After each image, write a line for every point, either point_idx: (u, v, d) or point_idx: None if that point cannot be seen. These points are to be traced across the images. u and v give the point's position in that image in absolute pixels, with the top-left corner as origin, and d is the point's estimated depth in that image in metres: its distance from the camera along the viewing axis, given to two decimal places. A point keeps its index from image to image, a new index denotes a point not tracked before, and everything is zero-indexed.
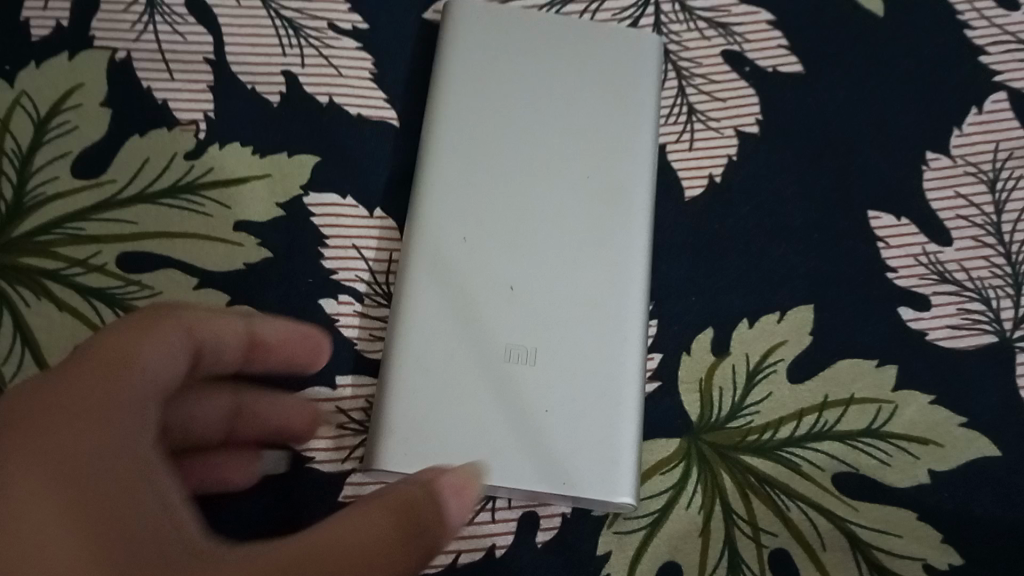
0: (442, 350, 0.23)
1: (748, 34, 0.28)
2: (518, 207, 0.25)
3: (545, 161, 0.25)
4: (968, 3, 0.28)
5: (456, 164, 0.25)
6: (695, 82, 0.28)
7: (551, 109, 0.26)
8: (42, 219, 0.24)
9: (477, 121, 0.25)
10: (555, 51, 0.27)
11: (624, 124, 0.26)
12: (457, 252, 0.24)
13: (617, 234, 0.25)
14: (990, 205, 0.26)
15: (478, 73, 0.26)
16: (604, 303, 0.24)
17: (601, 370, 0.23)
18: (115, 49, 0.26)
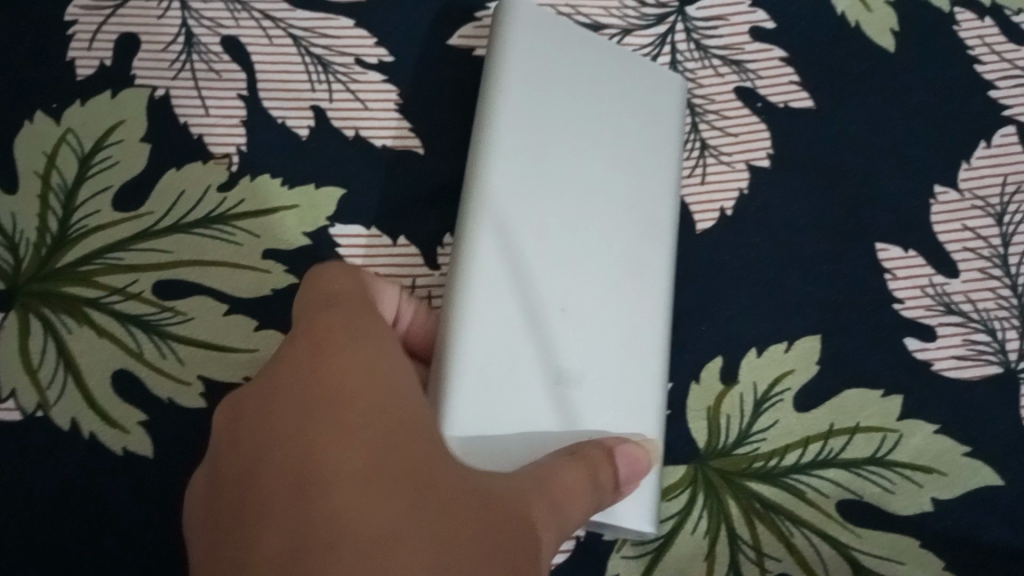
0: (502, 362, 0.22)
1: (761, 70, 0.29)
2: (575, 223, 0.24)
3: (600, 178, 0.25)
4: (978, 38, 0.29)
5: (511, 169, 0.24)
6: (708, 118, 0.28)
7: (596, 125, 0.26)
8: (84, 249, 0.26)
9: (532, 127, 0.25)
10: (603, 69, 0.26)
11: (656, 156, 0.26)
12: (517, 261, 0.23)
13: (652, 265, 0.25)
14: (997, 238, 0.27)
15: (536, 76, 0.25)
16: (640, 332, 0.24)
17: (631, 400, 0.24)
18: (154, 87, 0.27)
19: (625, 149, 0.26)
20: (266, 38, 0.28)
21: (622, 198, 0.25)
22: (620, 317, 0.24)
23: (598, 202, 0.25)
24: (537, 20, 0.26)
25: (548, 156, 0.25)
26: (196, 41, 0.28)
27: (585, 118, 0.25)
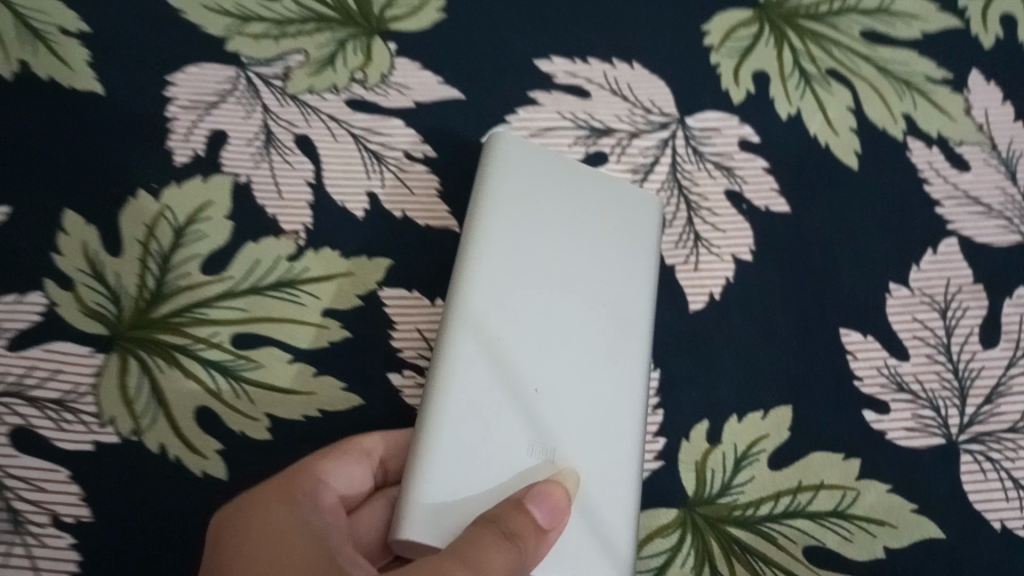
0: (475, 435, 0.26)
1: (747, 178, 0.34)
2: (549, 316, 0.29)
3: (569, 279, 0.29)
4: (928, 163, 0.35)
5: (494, 264, 0.29)
6: (702, 215, 0.34)
7: (570, 233, 0.30)
8: (176, 304, 0.30)
9: (513, 229, 0.29)
10: (578, 190, 0.31)
11: (624, 262, 0.31)
12: (493, 347, 0.27)
13: (618, 354, 0.29)
14: (941, 329, 0.32)
15: (518, 192, 0.30)
16: (607, 414, 0.28)
17: (606, 470, 0.28)
18: (238, 176, 0.33)
19: (603, 253, 0.31)
20: (332, 136, 0.34)
21: (593, 294, 0.30)
22: (592, 395, 0.28)
23: (572, 297, 0.29)
24: (522, 143, 0.32)
25: (528, 255, 0.29)
26: (274, 138, 0.33)
27: (562, 226, 0.30)
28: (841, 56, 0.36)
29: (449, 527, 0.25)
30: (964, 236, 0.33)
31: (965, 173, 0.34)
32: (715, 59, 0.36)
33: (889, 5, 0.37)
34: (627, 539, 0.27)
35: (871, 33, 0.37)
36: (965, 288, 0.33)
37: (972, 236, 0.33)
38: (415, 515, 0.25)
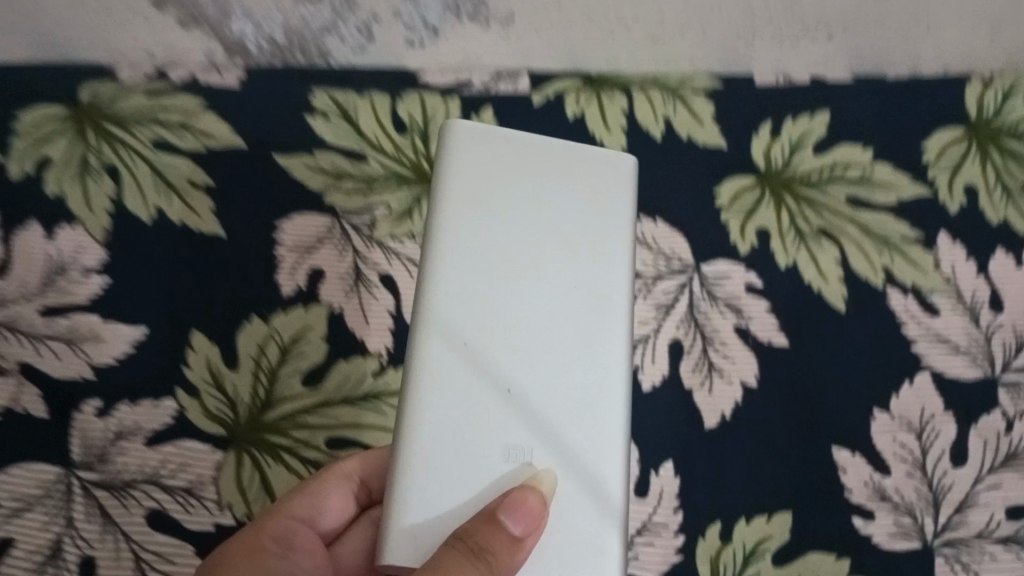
0: (452, 447, 0.30)
1: (753, 317, 0.41)
2: (520, 315, 0.31)
3: (537, 273, 0.32)
4: (904, 309, 0.41)
5: (453, 282, 0.31)
6: (716, 347, 0.40)
7: (534, 222, 0.33)
8: (282, 411, 0.37)
9: (470, 242, 0.32)
10: (535, 180, 0.33)
11: (592, 246, 0.33)
12: (462, 357, 0.31)
13: (592, 337, 0.32)
14: (918, 449, 0.38)
15: (475, 193, 0.33)
16: (584, 398, 0.31)
17: (588, 449, 0.31)
18: (333, 306, 0.40)
19: (573, 249, 0.33)
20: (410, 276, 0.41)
21: (564, 291, 0.32)
22: (570, 392, 0.31)
23: (541, 295, 0.32)
24: (476, 144, 0.33)
25: (490, 262, 0.32)
26: (362, 277, 0.41)
27: (522, 225, 0.32)
28: (830, 218, 0.44)
29: (432, 536, 0.29)
30: (936, 372, 0.40)
31: (936, 319, 0.41)
32: (726, 217, 0.44)
33: (869, 176, 0.45)
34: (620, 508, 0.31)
35: (854, 200, 0.44)
36: (937, 415, 0.39)
37: (942, 371, 0.40)
38: (399, 530, 0.29)
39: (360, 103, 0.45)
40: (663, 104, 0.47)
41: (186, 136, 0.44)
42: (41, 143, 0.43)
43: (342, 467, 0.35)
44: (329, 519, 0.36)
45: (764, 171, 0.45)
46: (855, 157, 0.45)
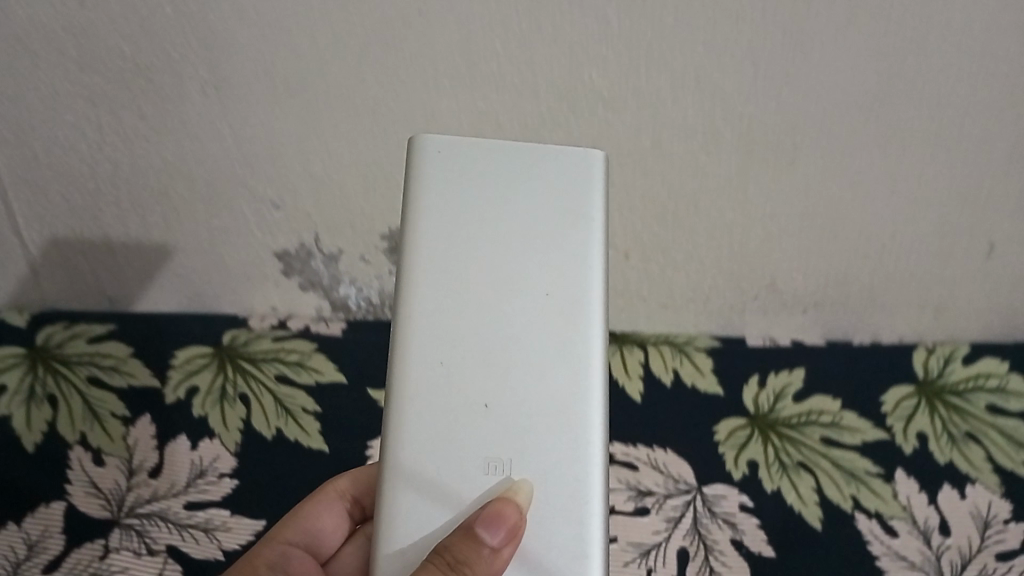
0: (434, 462, 0.36)
1: (746, 530, 0.51)
2: (490, 333, 0.37)
3: (505, 292, 0.37)
4: (870, 530, 0.52)
5: (429, 305, 0.37)
6: (716, 555, 0.51)
7: (505, 242, 0.37)
8: None
9: (443, 275, 0.37)
10: (502, 202, 0.38)
11: (559, 260, 0.38)
12: (438, 378, 0.36)
13: (557, 344, 0.37)
14: None
15: (444, 220, 0.38)
16: (552, 407, 0.36)
17: (561, 452, 0.36)
18: None
19: (536, 267, 0.37)
20: None
21: (532, 310, 0.37)
22: (542, 403, 0.36)
23: (511, 318, 0.37)
24: (439, 175, 0.38)
25: (465, 290, 0.37)
26: None
27: (493, 250, 0.37)
28: (807, 452, 0.55)
29: (420, 544, 0.35)
30: None
31: (895, 538, 0.52)
32: (722, 449, 0.55)
33: (839, 419, 0.56)
34: (596, 502, 0.36)
35: (827, 439, 0.55)
36: None
37: None
38: (393, 543, 0.35)
39: None
40: (671, 358, 0.60)
41: (301, 372, 0.57)
42: (192, 375, 0.56)
43: (338, 485, 0.46)
44: (330, 539, 0.46)
45: (753, 414, 0.56)
46: (827, 406, 0.57)
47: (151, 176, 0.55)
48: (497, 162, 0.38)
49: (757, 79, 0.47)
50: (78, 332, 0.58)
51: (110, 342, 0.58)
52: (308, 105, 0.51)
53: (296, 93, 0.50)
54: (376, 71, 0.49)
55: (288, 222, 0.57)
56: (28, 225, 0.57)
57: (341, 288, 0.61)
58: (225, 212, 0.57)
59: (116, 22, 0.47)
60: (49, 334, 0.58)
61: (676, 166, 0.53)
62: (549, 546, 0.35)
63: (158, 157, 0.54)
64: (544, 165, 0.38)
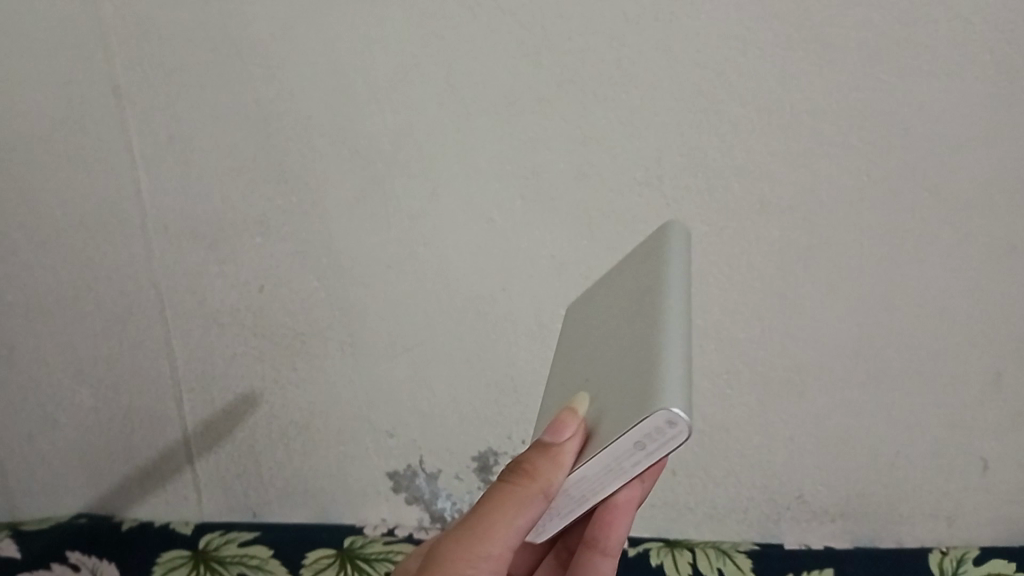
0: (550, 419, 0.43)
1: None
2: (602, 336, 0.44)
3: (613, 309, 0.45)
4: None
5: (563, 358, 0.48)
6: None
7: (617, 284, 0.47)
8: None
9: (572, 339, 0.48)
10: (613, 274, 0.49)
11: (647, 271, 0.45)
12: (562, 385, 0.45)
13: (647, 296, 0.42)
14: None
15: (573, 314, 0.51)
16: (636, 336, 0.40)
17: (645, 349, 0.38)
18: None
19: (633, 281, 0.45)
20: None
21: (626, 305, 0.44)
22: (630, 339, 0.40)
23: (610, 323, 0.44)
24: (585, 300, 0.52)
25: (592, 325, 0.47)
26: None
27: (605, 299, 0.48)
28: None
29: None
30: None
31: None
32: None
33: None
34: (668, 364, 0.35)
35: None
36: None
37: None
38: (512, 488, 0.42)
39: None
40: (715, 559, 0.68)
41: None
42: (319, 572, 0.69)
43: None
44: None
45: None
46: None
47: (298, 414, 0.72)
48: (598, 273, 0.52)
49: (759, 325, 0.64)
50: (231, 537, 0.73)
51: (255, 546, 0.71)
52: (420, 359, 0.69)
53: (412, 351, 0.69)
54: (471, 333, 0.67)
55: (399, 448, 0.73)
56: (199, 453, 0.75)
57: (439, 502, 0.74)
58: (352, 442, 0.73)
59: (286, 303, 0.68)
60: (209, 539, 0.73)
61: (704, 398, 0.68)
62: (624, 411, 0.35)
63: (305, 401, 0.72)
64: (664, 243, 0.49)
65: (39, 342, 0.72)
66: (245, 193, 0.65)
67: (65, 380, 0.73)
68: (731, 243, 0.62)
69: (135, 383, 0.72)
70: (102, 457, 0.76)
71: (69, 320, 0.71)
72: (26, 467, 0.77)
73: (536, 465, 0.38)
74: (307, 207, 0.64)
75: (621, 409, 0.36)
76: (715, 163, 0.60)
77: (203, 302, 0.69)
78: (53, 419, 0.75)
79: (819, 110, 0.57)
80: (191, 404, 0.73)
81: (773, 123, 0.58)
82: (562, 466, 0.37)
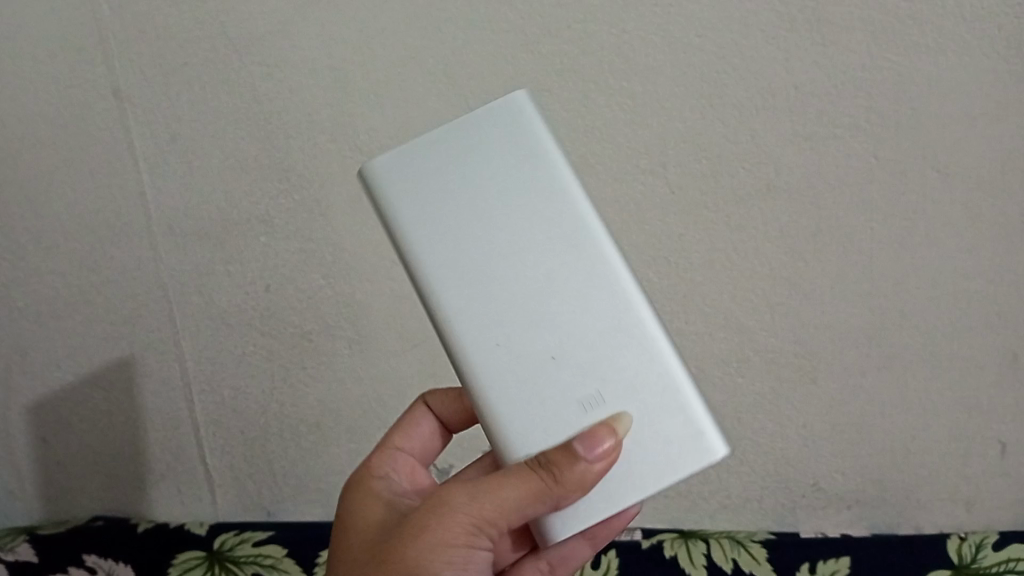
0: (522, 399, 0.45)
1: None
2: (534, 294, 0.46)
3: (524, 249, 0.46)
4: None
5: (455, 284, 0.46)
6: None
7: (508, 203, 0.47)
8: None
9: (458, 261, 0.47)
10: (492, 177, 0.47)
11: (555, 215, 0.47)
12: (498, 349, 0.45)
13: (595, 269, 0.46)
14: None
15: (437, 211, 0.47)
16: (618, 330, 0.45)
17: (653, 364, 0.45)
18: None
19: (541, 224, 0.46)
20: None
21: (555, 265, 0.46)
22: (616, 332, 0.45)
23: (536, 278, 0.46)
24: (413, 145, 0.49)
25: (490, 257, 0.46)
26: None
27: (496, 217, 0.47)
28: None
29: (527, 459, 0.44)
30: None
31: None
32: None
33: None
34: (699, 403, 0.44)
35: None
36: None
37: None
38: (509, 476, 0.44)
39: None
40: (731, 548, 0.68)
41: None
42: None
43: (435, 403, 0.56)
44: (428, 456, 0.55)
45: None
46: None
47: (308, 412, 0.72)
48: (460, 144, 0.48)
49: (769, 312, 0.64)
50: (246, 537, 0.72)
51: (269, 545, 0.71)
52: (428, 354, 0.68)
53: (419, 346, 0.68)
54: None
55: None
56: (212, 454, 0.75)
57: None
58: (363, 439, 0.73)
59: (293, 301, 0.68)
60: (224, 539, 0.72)
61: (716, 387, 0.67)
62: (676, 464, 0.43)
63: (315, 399, 0.72)
64: (492, 138, 0.48)
65: (51, 346, 0.72)
66: (248, 193, 0.64)
67: (78, 383, 0.73)
68: (739, 229, 0.61)
69: (146, 385, 0.72)
70: (115, 459, 0.76)
71: (79, 324, 0.71)
72: (41, 470, 0.78)
73: (567, 477, 0.40)
74: (311, 204, 0.64)
75: (668, 450, 0.43)
76: (719, 148, 0.59)
77: (211, 302, 0.69)
78: (67, 423, 0.75)
79: (824, 92, 0.57)
80: (202, 405, 0.73)
81: (777, 107, 0.57)
82: (586, 479, 0.40)
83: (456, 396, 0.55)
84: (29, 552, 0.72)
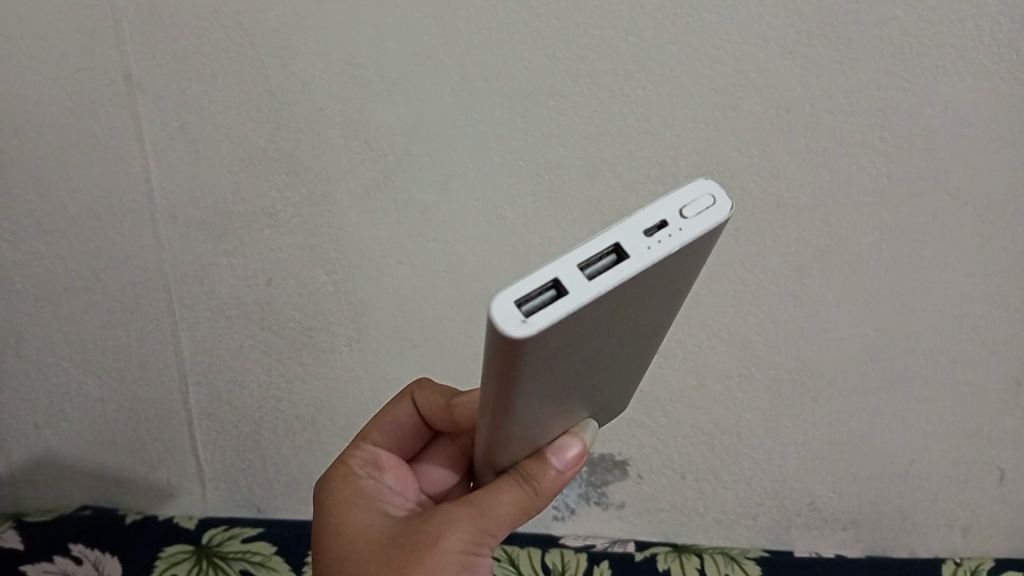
0: (527, 443, 0.40)
1: None
2: (594, 369, 0.35)
3: (614, 338, 0.33)
4: None
5: (531, 392, 0.32)
6: None
7: (625, 313, 0.30)
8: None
9: (550, 373, 0.32)
10: (636, 293, 0.29)
11: (662, 297, 0.32)
12: (533, 422, 0.37)
13: (654, 330, 0.36)
14: None
15: (545, 355, 0.29)
16: (629, 367, 0.40)
17: (632, 382, 0.43)
18: None
19: (641, 309, 0.32)
20: None
21: (625, 342, 0.35)
22: (628, 370, 0.40)
23: (601, 359, 0.35)
24: (561, 271, 0.26)
25: (583, 355, 0.32)
26: None
27: (608, 325, 0.30)
28: None
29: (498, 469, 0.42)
30: None
31: None
32: None
33: None
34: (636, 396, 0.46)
35: None
36: None
37: None
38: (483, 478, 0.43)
39: (519, 551, 0.66)
40: (726, 565, 0.65)
41: None
42: None
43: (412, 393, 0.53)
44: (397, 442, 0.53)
45: None
46: None
47: (304, 408, 0.72)
48: (624, 267, 0.26)
49: (774, 328, 0.63)
50: (234, 533, 0.72)
51: (258, 542, 0.70)
52: (427, 357, 0.68)
53: (419, 345, 0.68)
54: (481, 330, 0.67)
55: None
56: (205, 446, 0.74)
57: None
58: None
59: (294, 296, 0.67)
60: (212, 535, 0.71)
61: (718, 402, 0.66)
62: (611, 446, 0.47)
63: (311, 397, 0.71)
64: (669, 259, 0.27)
65: (43, 332, 0.70)
66: (255, 186, 0.64)
67: (71, 371, 0.72)
68: (747, 245, 0.61)
69: (142, 375, 0.71)
70: (106, 449, 0.75)
71: (76, 310, 0.69)
72: (26, 459, 0.75)
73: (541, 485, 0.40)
74: (319, 201, 0.64)
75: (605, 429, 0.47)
76: (731, 161, 0.59)
77: (212, 294, 0.68)
78: (57, 410, 0.73)
79: (839, 110, 0.57)
80: (197, 397, 0.72)
81: (791, 122, 0.57)
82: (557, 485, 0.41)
83: (439, 400, 0.52)
84: (15, 540, 0.70)
